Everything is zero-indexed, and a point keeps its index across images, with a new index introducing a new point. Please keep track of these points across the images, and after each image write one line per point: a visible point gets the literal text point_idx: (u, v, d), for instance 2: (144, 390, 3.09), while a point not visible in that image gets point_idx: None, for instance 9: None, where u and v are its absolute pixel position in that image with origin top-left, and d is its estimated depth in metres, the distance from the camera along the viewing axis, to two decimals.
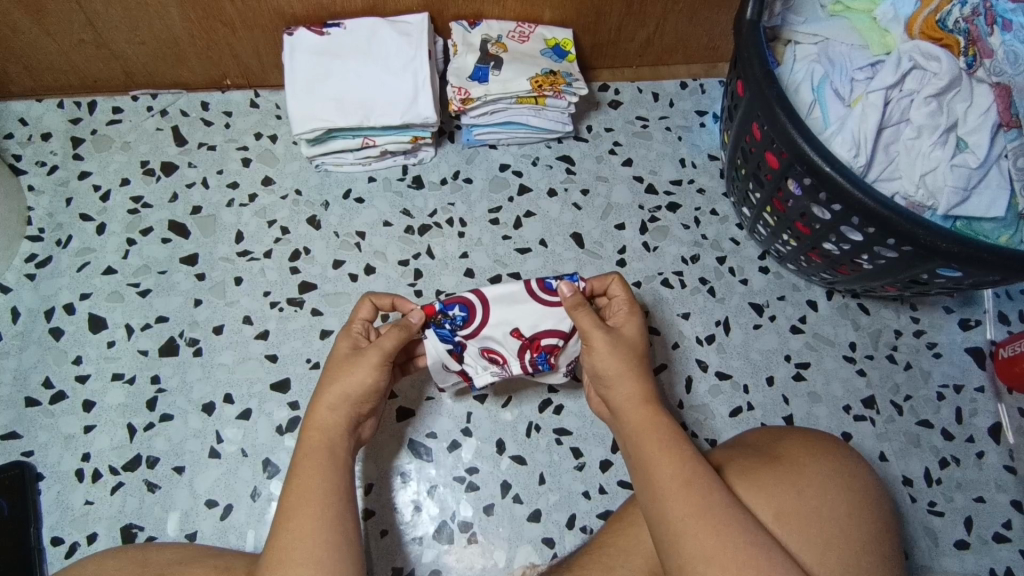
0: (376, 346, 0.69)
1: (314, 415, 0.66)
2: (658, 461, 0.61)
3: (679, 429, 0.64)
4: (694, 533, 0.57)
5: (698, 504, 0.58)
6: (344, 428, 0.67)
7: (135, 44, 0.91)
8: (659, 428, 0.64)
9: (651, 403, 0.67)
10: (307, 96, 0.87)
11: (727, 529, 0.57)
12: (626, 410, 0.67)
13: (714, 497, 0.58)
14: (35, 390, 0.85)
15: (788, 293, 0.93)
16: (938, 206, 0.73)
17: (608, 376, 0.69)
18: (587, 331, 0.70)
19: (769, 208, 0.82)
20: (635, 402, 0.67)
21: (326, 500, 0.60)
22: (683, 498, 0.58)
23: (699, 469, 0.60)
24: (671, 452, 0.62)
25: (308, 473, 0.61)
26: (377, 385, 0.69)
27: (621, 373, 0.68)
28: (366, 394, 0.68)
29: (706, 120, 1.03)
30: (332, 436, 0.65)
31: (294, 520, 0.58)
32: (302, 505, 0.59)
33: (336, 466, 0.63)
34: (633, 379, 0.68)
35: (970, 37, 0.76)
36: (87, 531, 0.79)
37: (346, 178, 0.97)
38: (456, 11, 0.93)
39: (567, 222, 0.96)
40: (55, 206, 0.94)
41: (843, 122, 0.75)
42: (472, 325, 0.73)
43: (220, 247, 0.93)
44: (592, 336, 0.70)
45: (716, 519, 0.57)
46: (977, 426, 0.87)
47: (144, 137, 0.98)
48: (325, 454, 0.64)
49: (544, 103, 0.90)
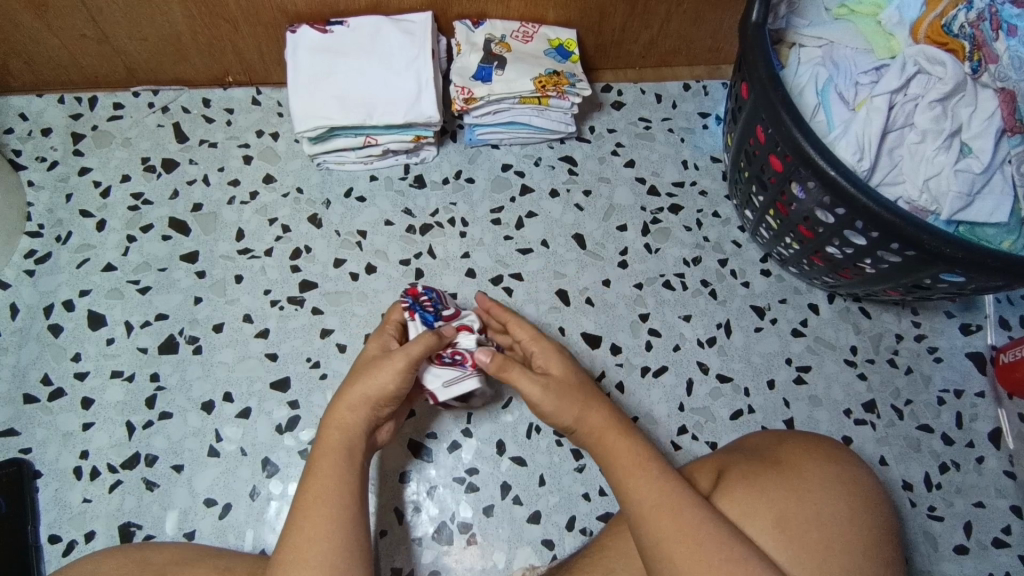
0: (404, 352, 0.67)
1: (332, 413, 0.66)
2: (631, 483, 0.61)
3: (647, 449, 0.63)
4: (670, 555, 0.57)
5: (677, 527, 0.58)
6: (364, 428, 0.66)
7: (137, 39, 0.91)
8: (626, 453, 0.63)
9: (618, 431, 0.65)
10: (310, 95, 0.87)
11: (704, 549, 0.56)
12: (592, 442, 0.66)
13: (692, 513, 0.58)
14: (34, 387, 0.85)
15: (790, 296, 0.93)
16: (941, 210, 0.73)
17: (567, 421, 0.67)
18: (523, 387, 0.68)
19: (773, 211, 0.82)
20: (599, 433, 0.66)
21: (340, 499, 0.60)
22: (661, 520, 0.58)
23: (675, 490, 0.60)
24: (643, 472, 0.61)
25: (324, 472, 0.61)
26: (399, 393, 0.68)
27: (579, 415, 0.66)
28: (388, 398, 0.67)
29: (709, 122, 1.03)
30: (350, 438, 0.65)
31: (308, 519, 0.58)
32: (318, 505, 0.59)
33: (352, 465, 0.63)
34: (593, 416, 0.66)
35: (975, 43, 0.76)
36: (85, 529, 0.79)
37: (347, 176, 0.97)
38: (460, 10, 0.93)
39: (569, 223, 0.95)
40: (55, 202, 0.94)
41: (847, 126, 0.75)
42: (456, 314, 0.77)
43: (221, 245, 0.92)
44: (528, 390, 0.67)
45: (694, 540, 0.57)
46: (977, 432, 0.87)
47: (146, 133, 0.98)
48: (341, 455, 0.63)
49: (547, 103, 0.89)
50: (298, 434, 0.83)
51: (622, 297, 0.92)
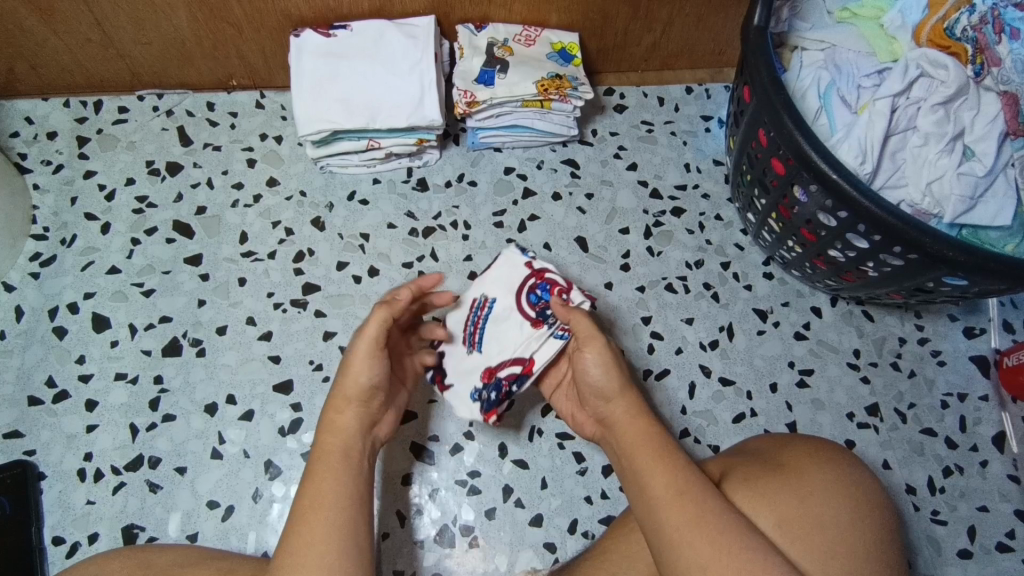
0: (362, 337, 0.68)
1: (328, 416, 0.67)
2: (652, 470, 0.62)
3: (671, 439, 0.65)
4: (690, 543, 0.57)
5: (693, 513, 0.58)
6: (358, 429, 0.67)
7: (142, 44, 0.92)
8: (653, 437, 0.65)
9: (646, 413, 0.68)
10: (314, 98, 0.87)
11: (722, 536, 0.56)
12: (625, 423, 0.67)
13: (708, 504, 0.58)
14: (39, 389, 0.85)
15: (793, 299, 0.93)
16: (944, 213, 0.73)
17: (607, 390, 0.69)
18: (587, 332, 0.70)
19: (775, 215, 0.82)
20: (630, 415, 0.68)
21: (337, 501, 0.60)
22: (680, 507, 0.58)
23: (693, 479, 0.60)
24: (665, 459, 0.62)
25: (321, 476, 0.62)
26: (373, 379, 0.67)
27: (621, 388, 0.69)
28: (366, 390, 0.67)
29: (712, 125, 1.03)
30: (349, 440, 0.65)
31: (307, 522, 0.58)
32: (315, 507, 0.59)
33: (350, 467, 0.63)
34: (630, 393, 0.69)
35: (978, 46, 0.76)
36: (89, 531, 0.79)
37: (351, 179, 0.97)
38: (463, 14, 0.93)
39: (572, 226, 0.96)
40: (60, 205, 0.94)
41: (850, 129, 0.75)
42: (521, 298, 0.76)
43: (225, 248, 0.93)
44: (593, 337, 0.70)
45: (712, 527, 0.57)
46: (982, 435, 0.86)
47: (151, 136, 0.98)
48: (340, 457, 0.63)
49: (549, 106, 0.90)
50: (301, 437, 0.83)
51: (624, 300, 0.92)
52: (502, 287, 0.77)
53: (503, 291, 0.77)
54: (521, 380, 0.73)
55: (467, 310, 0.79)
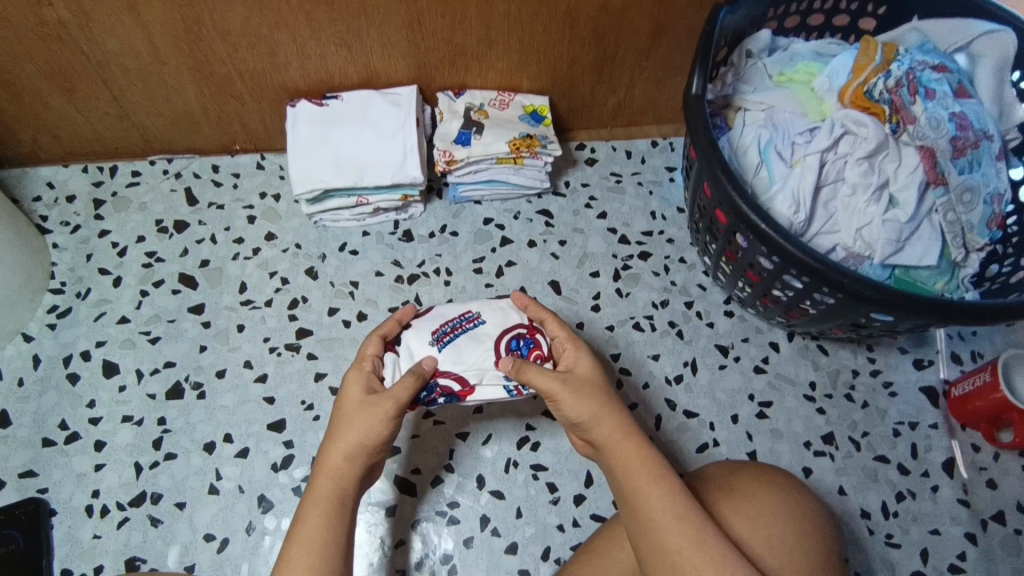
0: (393, 397, 0.73)
1: (328, 461, 0.71)
2: (650, 494, 0.66)
3: (661, 461, 0.69)
4: (693, 565, 0.62)
5: (694, 536, 0.63)
6: (358, 479, 0.71)
7: (154, 116, 1.02)
8: (646, 461, 0.69)
9: (631, 435, 0.71)
10: (309, 161, 0.97)
11: (722, 559, 0.62)
12: (615, 446, 0.71)
13: (705, 527, 0.64)
14: (52, 431, 0.92)
15: (752, 335, 1.00)
16: (874, 255, 0.80)
17: (584, 419, 0.72)
18: (546, 386, 0.74)
19: (725, 258, 0.90)
20: (618, 439, 0.71)
21: (326, 549, 0.65)
22: (682, 531, 0.64)
23: (687, 503, 0.66)
24: (662, 485, 0.67)
25: (315, 522, 0.67)
26: (385, 438, 0.73)
27: (599, 415, 0.72)
28: (377, 445, 0.72)
29: (675, 176, 1.12)
30: (342, 489, 0.70)
31: (289, 569, 0.63)
32: (303, 554, 0.64)
33: (341, 518, 0.68)
34: (609, 417, 0.72)
35: (893, 107, 0.84)
36: (94, 563, 0.85)
37: (343, 233, 1.06)
38: (443, 83, 1.04)
39: (546, 270, 1.03)
40: (76, 261, 1.03)
41: (785, 181, 0.83)
42: (505, 338, 0.79)
43: (225, 297, 1.01)
44: (553, 388, 0.73)
45: (712, 550, 0.62)
46: (932, 461, 0.92)
47: (160, 197, 1.08)
48: (332, 507, 0.68)
49: (522, 163, 0.99)
50: (292, 472, 0.90)
51: (594, 339, 0.99)
52: (498, 317, 0.81)
53: (497, 322, 0.80)
54: (452, 398, 0.77)
55: (459, 311, 0.82)
